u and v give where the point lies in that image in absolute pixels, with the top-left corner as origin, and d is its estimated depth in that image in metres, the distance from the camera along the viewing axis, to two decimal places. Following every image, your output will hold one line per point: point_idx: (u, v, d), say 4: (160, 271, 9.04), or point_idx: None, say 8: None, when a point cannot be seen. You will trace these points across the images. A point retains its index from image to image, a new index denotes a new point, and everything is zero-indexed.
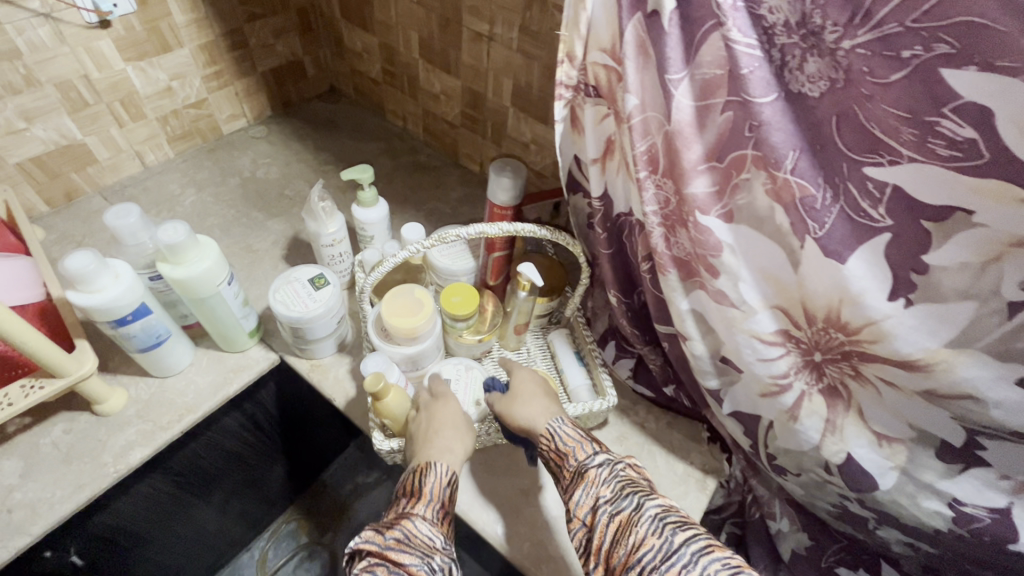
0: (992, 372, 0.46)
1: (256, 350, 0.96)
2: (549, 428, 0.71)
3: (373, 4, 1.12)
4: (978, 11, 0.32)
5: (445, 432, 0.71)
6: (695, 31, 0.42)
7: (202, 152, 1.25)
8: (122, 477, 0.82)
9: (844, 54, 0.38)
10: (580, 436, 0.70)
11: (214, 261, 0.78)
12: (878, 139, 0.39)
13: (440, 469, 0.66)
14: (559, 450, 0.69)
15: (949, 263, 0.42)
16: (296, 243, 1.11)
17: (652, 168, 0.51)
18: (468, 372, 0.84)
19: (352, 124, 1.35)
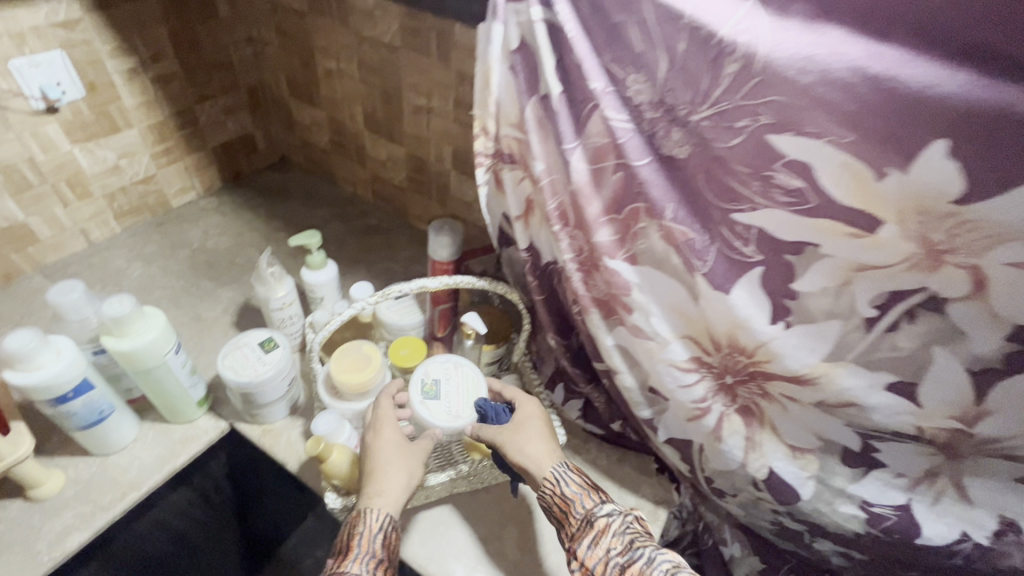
0: (864, 380, 0.54)
1: (205, 420, 0.94)
2: (554, 474, 0.69)
3: (319, 82, 1.20)
4: (780, 93, 0.40)
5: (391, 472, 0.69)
6: (579, 109, 0.50)
7: (150, 226, 1.27)
8: (56, 566, 0.78)
9: (695, 125, 0.46)
10: (588, 484, 0.68)
11: (160, 331, 0.79)
12: (736, 191, 0.47)
13: (377, 516, 0.65)
14: (565, 498, 0.67)
15: (813, 288, 0.50)
16: (247, 310, 1.13)
17: (564, 223, 0.58)
18: (458, 372, 0.82)
19: (304, 191, 1.40)
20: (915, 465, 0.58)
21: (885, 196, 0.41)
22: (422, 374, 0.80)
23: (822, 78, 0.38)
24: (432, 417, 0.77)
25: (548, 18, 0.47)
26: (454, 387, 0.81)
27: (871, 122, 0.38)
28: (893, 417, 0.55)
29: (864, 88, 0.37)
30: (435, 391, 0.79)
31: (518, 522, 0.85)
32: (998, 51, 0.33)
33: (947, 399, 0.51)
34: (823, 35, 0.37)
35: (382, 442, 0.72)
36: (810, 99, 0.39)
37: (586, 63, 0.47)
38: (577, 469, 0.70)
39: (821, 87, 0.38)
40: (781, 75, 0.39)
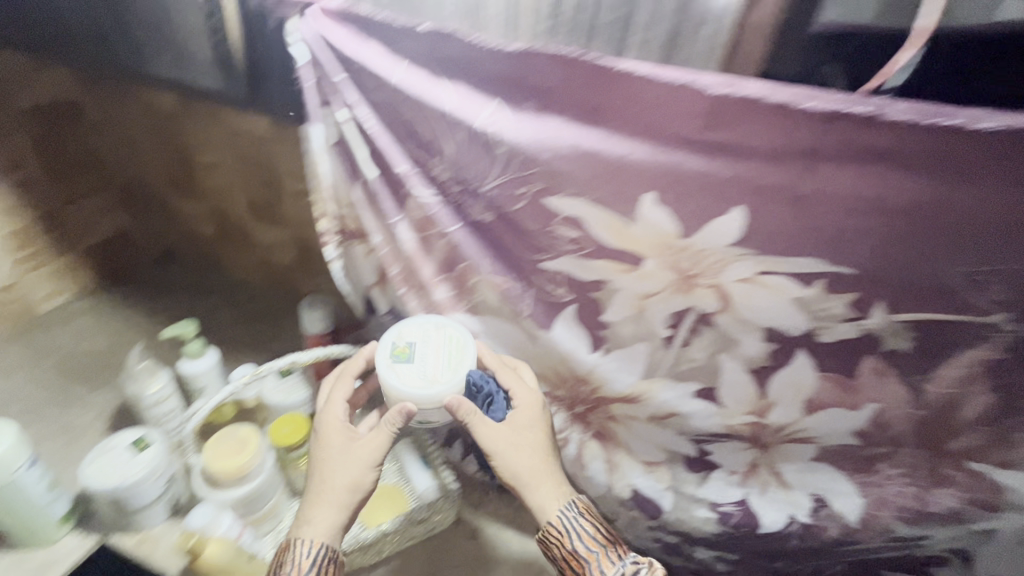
0: (676, 390, 0.63)
1: (70, 538, 0.87)
2: (561, 520, 0.54)
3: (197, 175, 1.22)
4: (541, 165, 0.48)
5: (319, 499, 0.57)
6: (397, 189, 0.57)
7: (13, 336, 1.20)
8: None
9: (489, 194, 0.53)
10: (604, 537, 0.55)
11: (8, 446, 0.74)
12: (535, 243, 0.56)
13: (303, 548, 0.54)
14: (574, 555, 0.54)
15: (616, 317, 0.59)
16: (122, 411, 1.07)
17: (409, 284, 0.65)
18: (439, 333, 0.62)
19: (190, 281, 1.37)
20: (740, 459, 0.67)
21: (640, 236, 0.50)
22: (393, 333, 0.62)
23: (565, 152, 0.47)
24: (404, 381, 0.58)
25: (352, 117, 0.52)
26: (433, 350, 0.61)
27: (609, 182, 0.47)
28: (708, 420, 0.64)
29: (596, 157, 0.46)
30: (412, 353, 0.61)
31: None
32: (665, 130, 0.43)
33: (740, 397, 0.61)
34: (546, 120, 0.46)
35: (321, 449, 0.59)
36: (561, 169, 0.48)
37: (388, 151, 0.53)
38: (587, 508, 0.56)
39: (565, 160, 0.47)
40: (537, 152, 0.47)
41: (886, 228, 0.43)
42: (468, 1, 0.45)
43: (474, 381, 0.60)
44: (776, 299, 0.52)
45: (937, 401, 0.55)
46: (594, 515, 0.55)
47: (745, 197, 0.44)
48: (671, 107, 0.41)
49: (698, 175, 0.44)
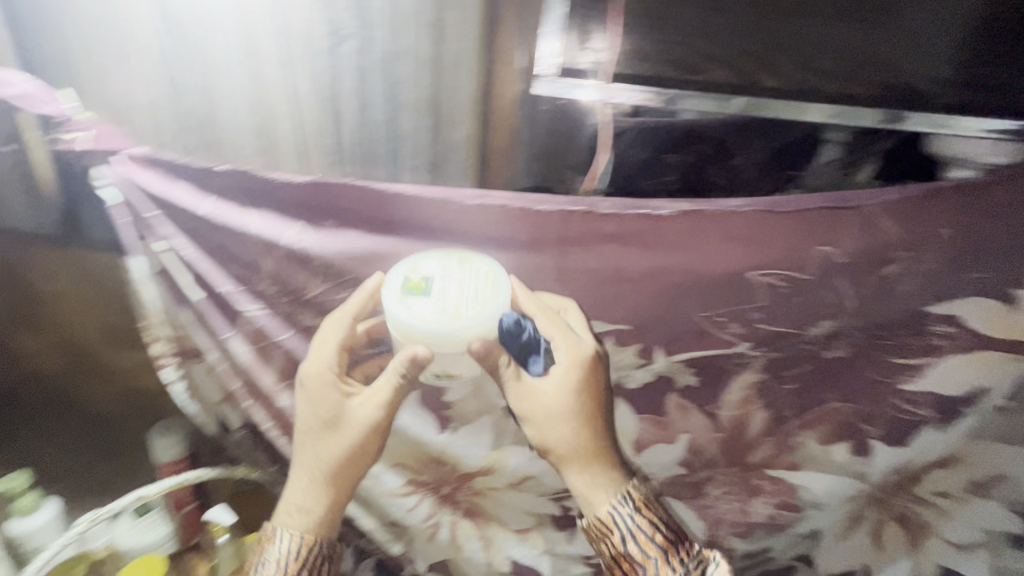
0: (524, 455, 0.68)
1: None
2: (614, 519, 0.64)
3: None
4: (352, 270, 0.56)
5: (321, 492, 0.66)
6: (225, 306, 0.59)
7: None
8: None
9: (313, 300, 0.58)
10: (661, 540, 0.65)
11: None
12: (365, 340, 0.60)
13: (290, 544, 0.65)
14: (627, 551, 0.65)
15: (455, 396, 0.64)
16: None
17: (253, 396, 0.66)
18: (464, 270, 0.51)
19: None
20: None
21: None
22: (406, 262, 0.52)
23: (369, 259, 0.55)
24: (418, 322, 0.51)
25: (169, 248, 0.56)
26: (456, 285, 0.51)
27: None
28: (558, 477, 0.69)
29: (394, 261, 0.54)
30: (427, 288, 0.51)
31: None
32: (443, 237, 0.53)
33: None
34: (346, 236, 0.54)
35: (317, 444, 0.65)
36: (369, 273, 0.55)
37: (210, 274, 0.57)
38: (644, 503, 0.65)
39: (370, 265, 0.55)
40: (345, 261, 0.55)
41: (631, 289, 0.54)
42: (262, 138, 0.50)
43: (511, 329, 0.54)
44: None
45: (729, 422, 0.64)
46: (651, 509, 0.66)
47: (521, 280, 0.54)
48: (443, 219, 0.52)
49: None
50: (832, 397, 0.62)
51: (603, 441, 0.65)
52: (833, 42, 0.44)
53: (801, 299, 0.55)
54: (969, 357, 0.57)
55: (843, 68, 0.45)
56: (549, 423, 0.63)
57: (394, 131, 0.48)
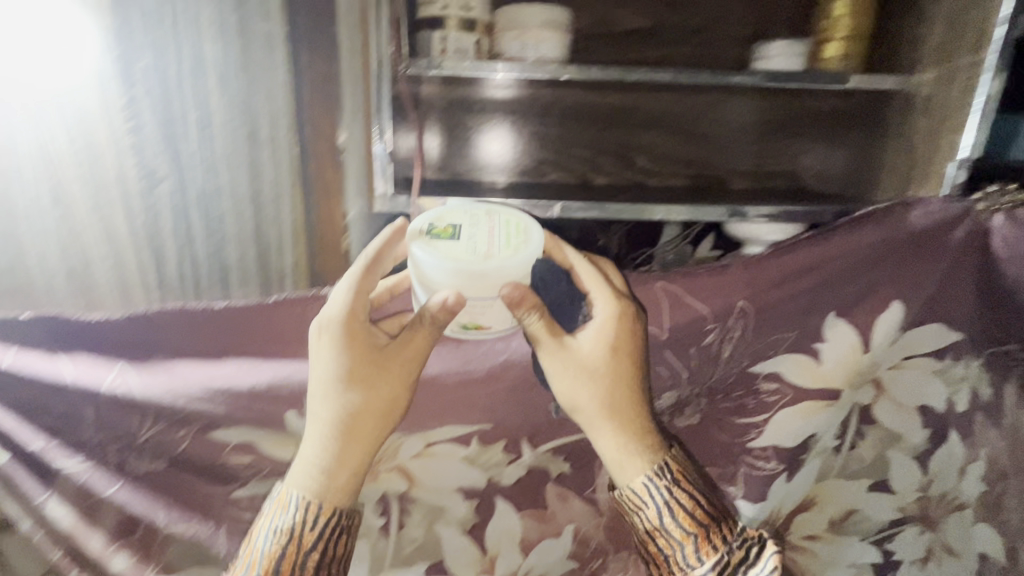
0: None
1: None
2: (649, 488, 0.52)
3: None
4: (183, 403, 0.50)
5: (349, 436, 0.48)
6: (37, 466, 0.51)
7: None
8: None
9: (148, 443, 0.52)
10: (703, 514, 0.52)
11: None
12: (212, 478, 0.55)
13: (305, 514, 0.47)
14: (657, 534, 0.52)
15: None
16: None
17: (79, 565, 0.56)
18: (491, 219, 0.46)
19: None
20: None
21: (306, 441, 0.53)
22: (430, 212, 0.46)
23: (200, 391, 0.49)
24: (451, 261, 0.43)
25: None
26: (485, 230, 0.45)
27: (249, 404, 0.51)
28: None
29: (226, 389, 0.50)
30: (454, 235, 0.45)
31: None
32: (275, 354, 0.50)
33: (467, 562, 0.63)
34: (176, 369, 0.50)
35: (340, 369, 0.47)
36: (201, 406, 0.50)
37: (14, 431, 0.50)
38: (682, 473, 0.53)
39: (201, 398, 0.50)
40: (171, 395, 0.49)
41: (478, 389, 0.56)
42: (77, 284, 0.48)
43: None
44: (450, 463, 0.59)
45: (606, 505, 0.64)
46: (689, 485, 0.53)
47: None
48: (289, 335, 0.50)
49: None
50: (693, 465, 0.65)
51: (636, 398, 0.54)
52: (656, 147, 0.81)
53: None
54: (794, 409, 0.63)
55: (662, 166, 0.81)
56: (582, 373, 0.52)
57: (218, 258, 0.48)
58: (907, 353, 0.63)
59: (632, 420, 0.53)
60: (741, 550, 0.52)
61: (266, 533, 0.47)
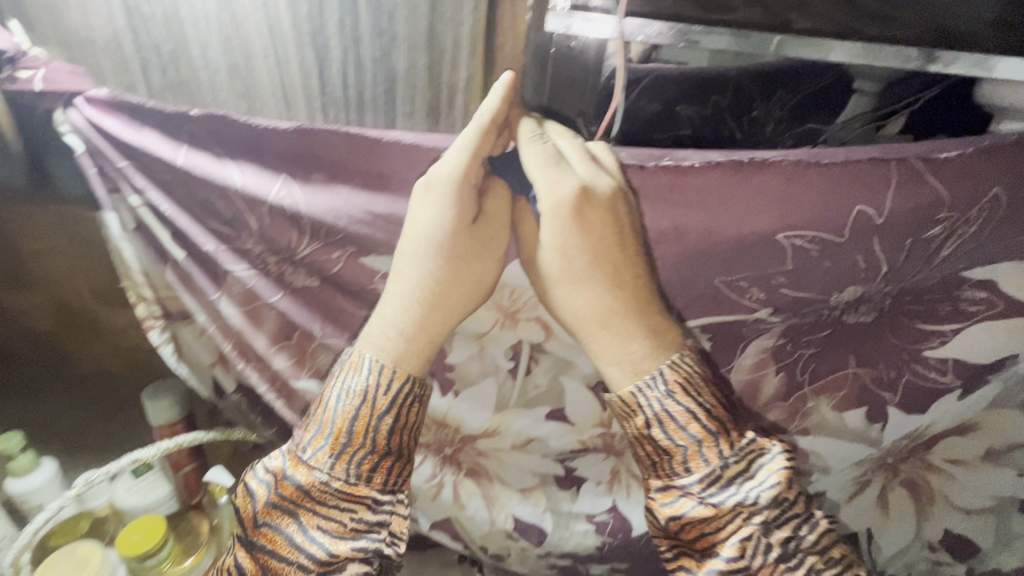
0: (529, 417, 0.66)
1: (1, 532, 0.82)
2: (643, 391, 0.50)
3: None
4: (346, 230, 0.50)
5: (439, 296, 0.48)
6: (211, 266, 0.55)
7: None
8: None
9: (305, 258, 0.53)
10: (705, 429, 0.50)
11: (51, 479, 0.87)
12: (363, 304, 0.56)
13: (377, 377, 0.49)
14: (632, 428, 0.51)
15: (462, 358, 0.63)
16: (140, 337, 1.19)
17: (246, 359, 0.62)
18: None
19: (95, 283, 1.14)
20: (601, 470, 0.72)
21: None
22: None
23: (357, 221, 0.49)
24: None
25: (144, 202, 0.52)
26: None
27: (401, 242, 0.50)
28: (562, 439, 0.68)
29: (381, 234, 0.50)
30: None
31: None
32: None
33: (587, 415, 0.66)
34: (336, 191, 0.48)
35: (436, 237, 0.46)
36: (356, 236, 0.50)
37: (190, 231, 0.53)
38: (681, 384, 0.50)
39: (358, 226, 0.49)
40: (332, 227, 0.50)
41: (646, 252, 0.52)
42: (240, 86, 0.45)
43: None
44: None
45: (742, 385, 0.62)
46: (690, 392, 0.50)
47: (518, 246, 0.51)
48: (428, 180, 0.47)
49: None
50: (805, 390, 0.61)
51: (634, 310, 0.49)
52: None
53: (830, 264, 0.51)
54: (1000, 323, 0.54)
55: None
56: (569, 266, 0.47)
57: (386, 66, 0.42)
58: (996, 402, 0.60)
59: (622, 321, 0.49)
60: (742, 464, 0.50)
61: (337, 396, 0.49)
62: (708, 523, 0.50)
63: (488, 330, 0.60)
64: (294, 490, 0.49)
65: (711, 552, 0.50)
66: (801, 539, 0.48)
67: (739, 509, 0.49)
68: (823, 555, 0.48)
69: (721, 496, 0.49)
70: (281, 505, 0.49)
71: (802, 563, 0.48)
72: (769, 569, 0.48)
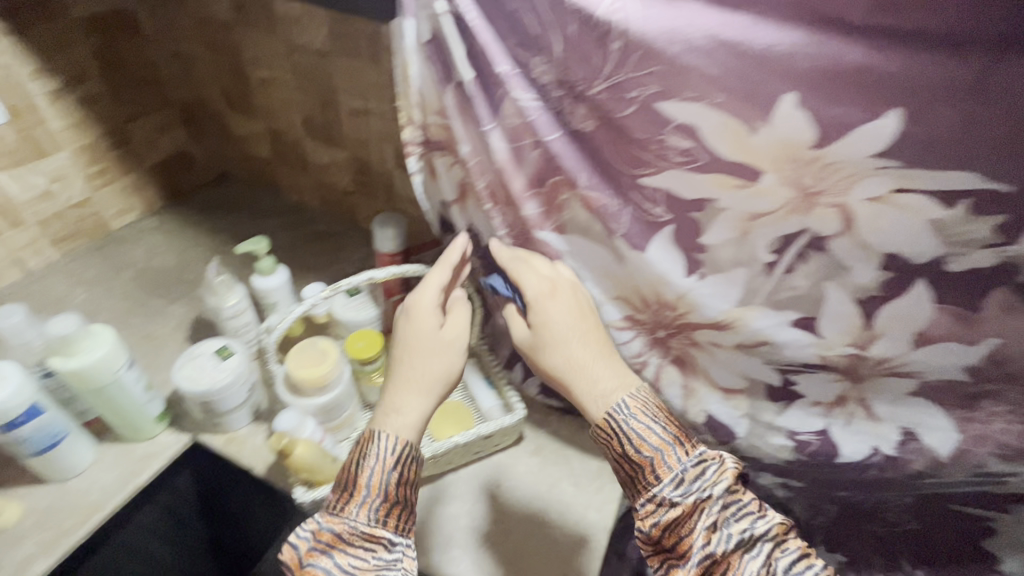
0: (772, 318, 0.60)
1: (245, 320, 0.98)
2: (613, 418, 0.59)
3: (331, 61, 1.05)
4: (663, 62, 0.46)
5: (428, 361, 0.66)
6: (493, 93, 0.54)
7: (214, 98, 1.29)
8: (163, 467, 0.92)
9: (595, 98, 0.50)
10: (673, 437, 0.59)
11: (286, 284, 1.00)
12: (641, 158, 0.52)
13: (388, 442, 0.63)
14: (619, 458, 0.60)
15: (718, 240, 0.56)
16: (342, 180, 1.28)
17: (496, 201, 0.63)
18: None
19: (310, 124, 1.21)
20: (827, 391, 0.65)
21: (760, 148, 0.47)
22: None
23: (688, 48, 0.44)
24: None
25: (450, 10, 0.52)
26: None
27: (734, 83, 0.45)
28: (801, 350, 0.61)
29: (723, 70, 0.44)
30: None
31: (497, 485, 0.93)
32: (832, 13, 0.40)
33: (845, 331, 0.58)
34: (681, 7, 0.44)
35: (422, 333, 0.67)
36: (681, 67, 0.45)
37: (486, 49, 0.52)
38: (640, 407, 0.59)
39: (688, 55, 0.44)
40: (655, 52, 0.45)
41: None
42: None
43: None
44: (906, 221, 0.48)
45: None
46: (649, 413, 0.59)
47: (878, 104, 0.42)
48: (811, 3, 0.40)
49: (812, 110, 0.44)
50: None
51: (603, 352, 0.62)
52: None
53: None
54: None
55: None
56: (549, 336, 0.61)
57: None
58: None
59: (590, 369, 0.61)
60: (697, 467, 0.58)
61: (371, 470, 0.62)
62: (682, 530, 0.56)
63: (770, 212, 0.52)
64: (328, 539, 0.61)
65: (688, 553, 0.56)
66: (753, 531, 0.56)
67: (704, 507, 0.56)
68: (778, 542, 0.56)
69: (688, 488, 0.57)
70: (322, 546, 0.60)
71: (761, 549, 0.55)
72: (734, 555, 0.55)
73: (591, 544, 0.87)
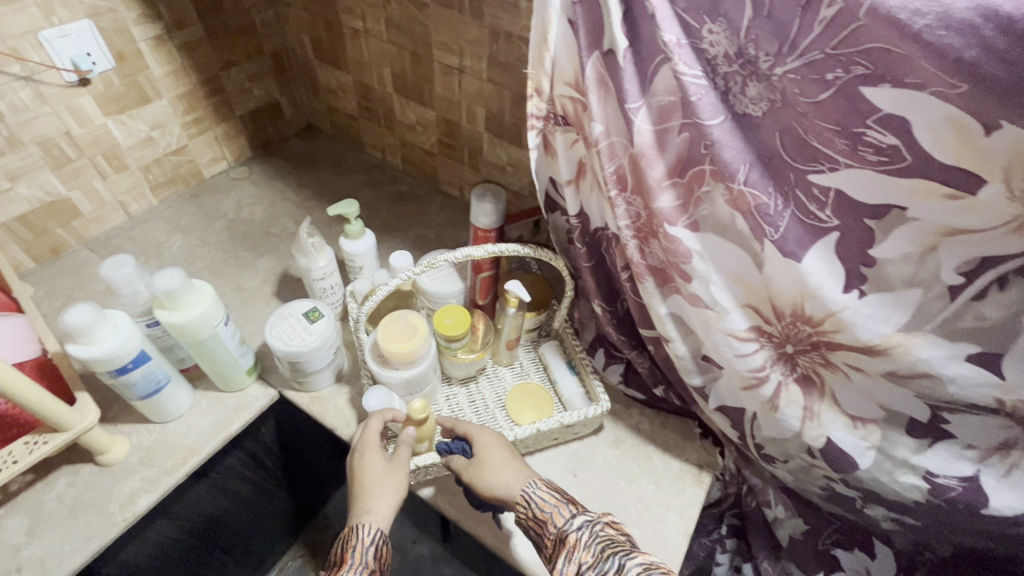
0: (942, 350, 0.50)
1: (332, 282, 0.98)
2: (524, 493, 0.71)
3: (429, 13, 0.98)
4: (884, 40, 0.38)
5: (386, 474, 0.73)
6: (647, 66, 0.50)
7: (306, 47, 1.25)
8: (249, 420, 0.95)
9: (778, 79, 0.45)
10: (558, 499, 0.70)
11: (373, 249, 0.98)
12: (818, 150, 0.45)
13: (367, 531, 0.66)
14: (540, 521, 0.69)
15: (892, 254, 0.47)
16: (427, 140, 1.24)
17: (625, 188, 0.58)
18: None
19: (399, 81, 1.15)
20: (988, 437, 0.55)
21: (994, 153, 0.38)
22: None
23: (937, 22, 0.35)
24: None
25: None
26: None
27: (987, 71, 0.35)
28: (973, 389, 0.51)
29: (974, 52, 0.35)
30: None
31: (573, 475, 0.89)
32: None
33: None
34: None
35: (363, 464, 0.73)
36: (918, 45, 0.36)
37: (655, 15, 0.46)
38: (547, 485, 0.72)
39: (935, 32, 0.35)
40: (884, 23, 0.37)
41: None
42: None
43: None
44: None
45: None
46: (550, 485, 0.72)
47: None
48: None
49: None
50: None
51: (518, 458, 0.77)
52: None
53: None
54: None
55: None
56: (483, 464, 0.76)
57: None
58: None
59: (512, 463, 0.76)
60: (591, 518, 0.67)
61: (360, 543, 0.65)
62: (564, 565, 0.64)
63: (978, 231, 0.42)
64: None
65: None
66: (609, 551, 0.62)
67: (575, 544, 0.64)
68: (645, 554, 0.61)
69: (577, 532, 0.65)
70: None
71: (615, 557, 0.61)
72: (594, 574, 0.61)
73: (671, 548, 0.83)
